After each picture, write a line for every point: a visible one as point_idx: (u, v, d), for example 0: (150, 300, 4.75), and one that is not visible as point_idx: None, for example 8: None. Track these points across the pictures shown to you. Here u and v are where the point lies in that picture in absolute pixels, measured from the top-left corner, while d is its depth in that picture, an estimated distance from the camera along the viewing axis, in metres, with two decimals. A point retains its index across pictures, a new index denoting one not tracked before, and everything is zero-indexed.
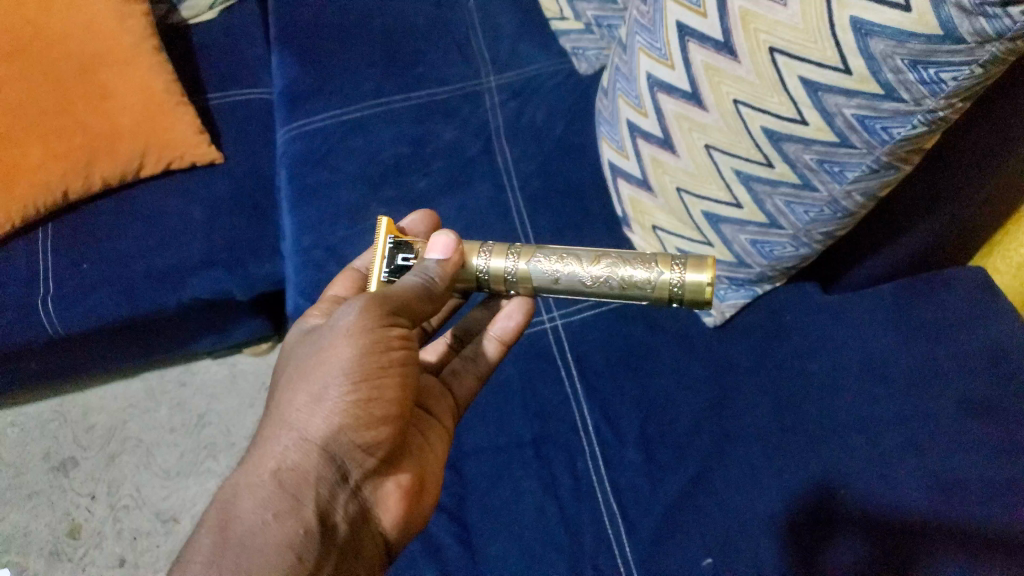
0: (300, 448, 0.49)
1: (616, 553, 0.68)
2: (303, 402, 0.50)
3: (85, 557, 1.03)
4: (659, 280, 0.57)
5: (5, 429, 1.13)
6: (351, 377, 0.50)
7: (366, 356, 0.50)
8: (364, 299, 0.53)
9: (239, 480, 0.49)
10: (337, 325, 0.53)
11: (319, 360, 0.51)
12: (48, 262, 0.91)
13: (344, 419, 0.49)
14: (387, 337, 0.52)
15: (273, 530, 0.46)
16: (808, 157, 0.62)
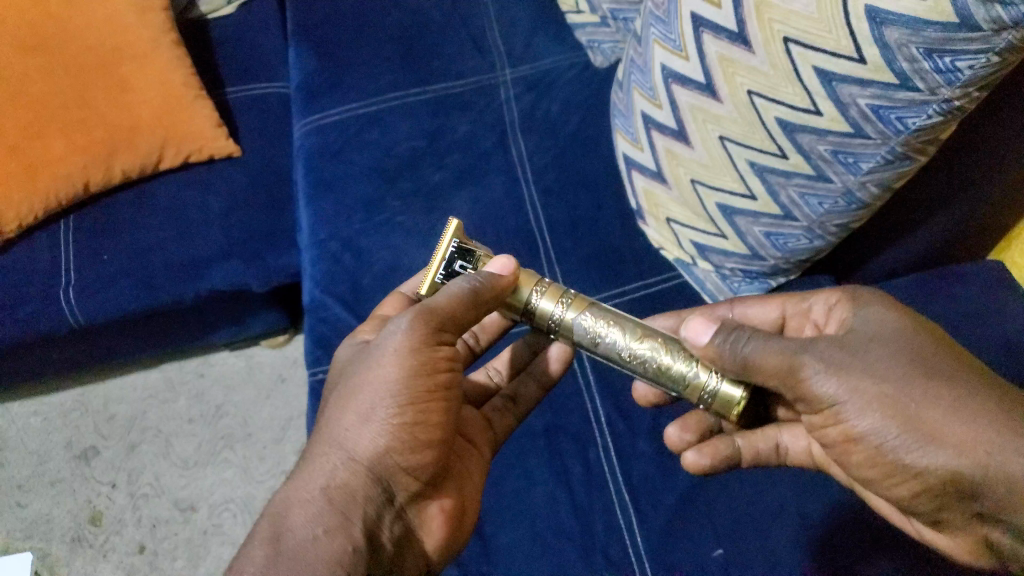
0: (349, 467, 0.52)
1: (628, 543, 0.69)
2: (352, 422, 0.53)
3: (106, 544, 1.05)
4: (693, 380, 0.55)
5: (28, 418, 1.15)
6: (398, 400, 0.52)
7: (412, 379, 0.52)
8: (412, 314, 0.54)
9: (291, 495, 0.52)
10: (384, 343, 0.54)
11: (366, 380, 0.53)
12: (69, 253, 0.93)
13: (391, 441, 0.52)
14: (434, 359, 0.53)
15: (322, 545, 0.49)
16: (822, 148, 0.62)
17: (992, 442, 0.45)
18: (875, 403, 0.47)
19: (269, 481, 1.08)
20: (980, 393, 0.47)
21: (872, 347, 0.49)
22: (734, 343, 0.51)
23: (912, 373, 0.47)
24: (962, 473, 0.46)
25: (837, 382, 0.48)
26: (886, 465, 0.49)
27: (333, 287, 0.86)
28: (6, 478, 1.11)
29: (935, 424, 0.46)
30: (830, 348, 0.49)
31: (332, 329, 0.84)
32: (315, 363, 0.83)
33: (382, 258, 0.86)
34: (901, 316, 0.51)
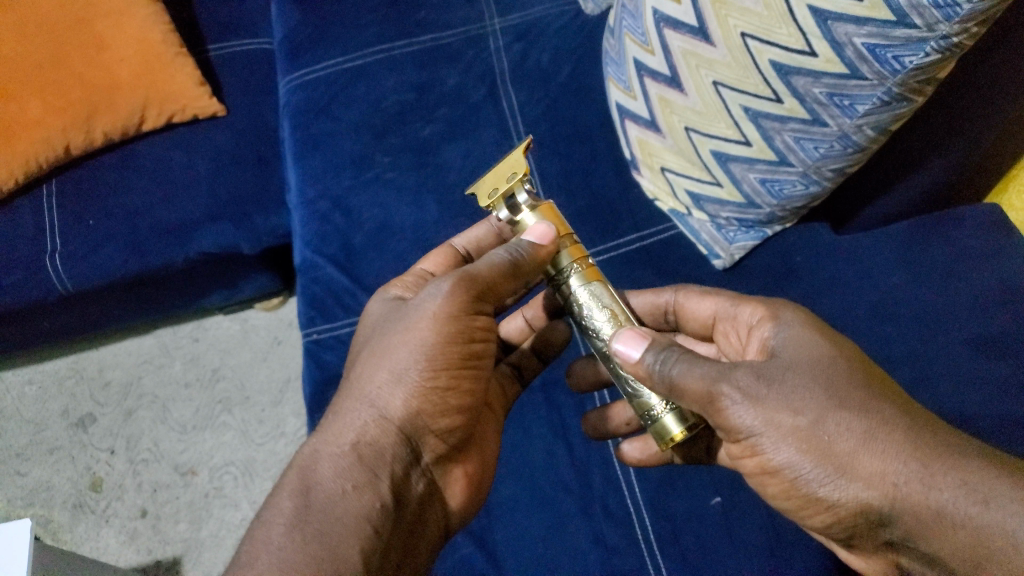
0: (379, 423, 0.52)
1: (626, 494, 0.69)
2: (384, 379, 0.53)
3: (107, 509, 1.05)
4: (643, 399, 0.54)
5: (23, 387, 1.15)
6: (434, 365, 0.52)
7: (448, 346, 0.52)
8: (452, 280, 0.54)
9: (320, 449, 0.52)
10: (422, 307, 0.54)
11: (400, 338, 0.53)
12: (55, 219, 0.91)
13: (422, 403, 0.53)
14: (470, 327, 0.54)
15: (351, 500, 0.49)
16: (818, 90, 0.60)
17: (901, 471, 0.43)
18: (789, 436, 0.45)
19: (268, 443, 1.08)
20: (896, 418, 0.44)
21: (789, 375, 0.47)
22: (662, 365, 0.50)
23: (824, 402, 0.45)
24: (872, 506, 0.44)
25: (751, 412, 0.46)
26: (802, 498, 0.47)
27: (325, 247, 0.85)
28: (5, 448, 1.11)
29: (851, 452, 0.44)
30: (747, 375, 0.48)
31: (325, 289, 0.83)
32: (310, 324, 0.82)
33: (373, 217, 0.85)
34: (821, 342, 0.49)
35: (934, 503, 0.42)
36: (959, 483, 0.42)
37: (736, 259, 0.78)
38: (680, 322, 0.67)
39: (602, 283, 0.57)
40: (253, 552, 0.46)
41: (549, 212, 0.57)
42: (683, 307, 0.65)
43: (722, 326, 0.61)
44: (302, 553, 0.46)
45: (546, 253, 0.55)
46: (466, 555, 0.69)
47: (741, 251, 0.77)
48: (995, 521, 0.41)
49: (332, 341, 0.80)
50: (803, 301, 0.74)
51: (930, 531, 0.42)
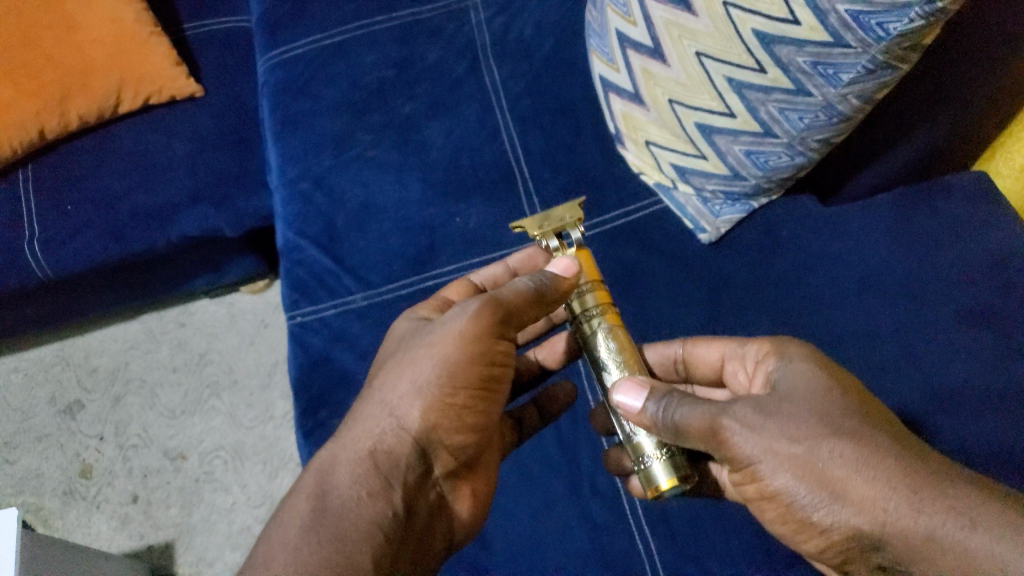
0: (397, 433, 0.54)
1: (614, 470, 0.69)
2: (405, 391, 0.54)
3: (98, 495, 1.05)
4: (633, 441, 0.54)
5: (9, 374, 1.14)
6: (453, 382, 0.54)
7: (469, 365, 0.54)
8: (479, 301, 0.56)
9: (339, 454, 0.53)
10: (447, 323, 0.55)
11: (423, 352, 0.55)
12: (32, 205, 0.90)
13: (440, 418, 0.54)
14: (493, 348, 0.55)
15: (365, 506, 0.50)
16: (801, 60, 0.59)
17: (891, 498, 0.43)
18: (785, 462, 0.46)
19: (257, 427, 1.08)
20: (888, 447, 0.45)
21: (788, 408, 0.48)
22: (665, 411, 0.51)
23: (819, 431, 0.46)
24: (864, 531, 0.44)
25: (752, 441, 0.47)
26: (798, 521, 0.47)
27: (307, 229, 0.84)
28: None
29: (842, 479, 0.45)
30: (747, 409, 0.49)
31: (308, 272, 0.82)
32: (293, 307, 0.81)
33: (355, 197, 0.84)
34: (822, 375, 0.50)
35: (922, 526, 0.43)
36: (946, 508, 0.43)
37: (722, 233, 0.76)
38: (690, 373, 0.66)
39: (622, 330, 0.57)
40: (268, 552, 0.47)
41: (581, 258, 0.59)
42: (691, 354, 0.64)
43: (730, 367, 0.61)
44: (313, 555, 0.46)
45: (568, 286, 0.57)
46: None
47: (728, 224, 0.76)
48: (982, 546, 0.41)
49: (316, 324, 0.80)
50: (790, 274, 0.74)
51: (918, 557, 0.43)
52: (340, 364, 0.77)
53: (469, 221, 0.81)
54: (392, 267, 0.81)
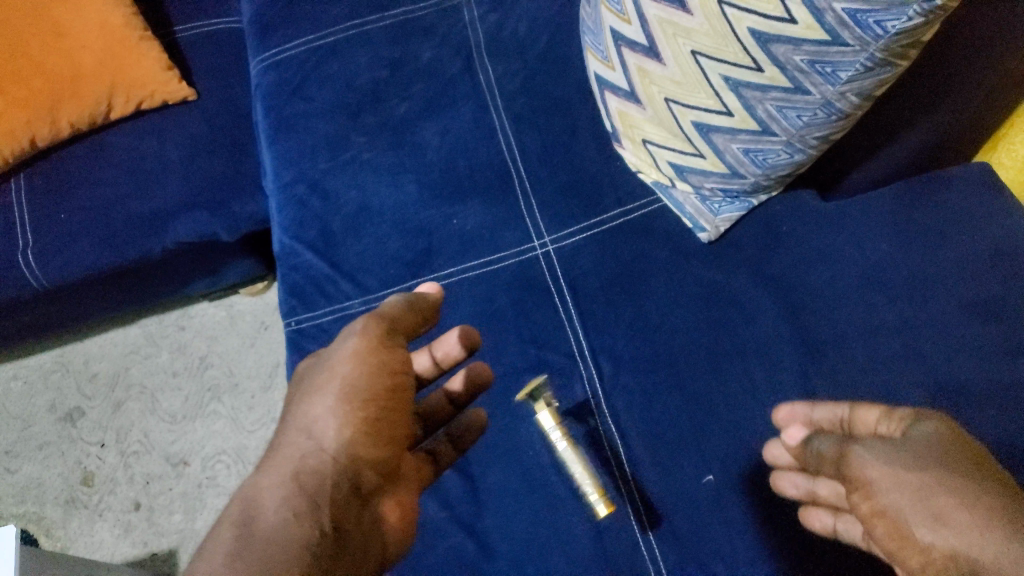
0: (317, 455, 0.54)
1: (617, 475, 0.70)
2: (319, 412, 0.56)
3: (100, 503, 1.04)
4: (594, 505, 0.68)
5: (9, 382, 1.14)
6: (359, 397, 0.56)
7: (373, 378, 0.56)
8: (367, 319, 0.59)
9: (262, 483, 0.53)
10: (341, 346, 0.58)
11: (326, 374, 0.57)
12: (26, 215, 0.89)
13: (355, 433, 0.55)
14: (392, 360, 0.58)
15: (293, 527, 0.50)
16: (799, 58, 0.58)
17: (986, 539, 0.47)
18: (902, 488, 0.51)
19: (258, 430, 1.07)
20: (992, 489, 0.49)
21: (908, 447, 0.53)
22: (816, 441, 0.58)
23: (935, 466, 0.51)
24: (960, 552, 0.47)
25: (878, 466, 0.52)
26: (900, 541, 0.50)
27: (304, 233, 0.83)
28: None
29: (947, 506, 0.49)
30: (883, 444, 0.54)
31: (305, 277, 0.82)
32: (291, 313, 0.81)
33: (351, 200, 0.84)
34: (952, 431, 0.53)
35: (992, 552, 0.46)
36: None
37: (722, 232, 0.75)
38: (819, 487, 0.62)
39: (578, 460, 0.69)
40: None
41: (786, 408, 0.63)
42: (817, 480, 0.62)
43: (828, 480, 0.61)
44: None
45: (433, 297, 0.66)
46: (456, 543, 0.70)
47: (727, 223, 0.75)
48: None
49: (314, 330, 0.79)
50: (790, 273, 0.73)
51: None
52: None
53: (466, 223, 0.81)
54: (389, 271, 0.80)
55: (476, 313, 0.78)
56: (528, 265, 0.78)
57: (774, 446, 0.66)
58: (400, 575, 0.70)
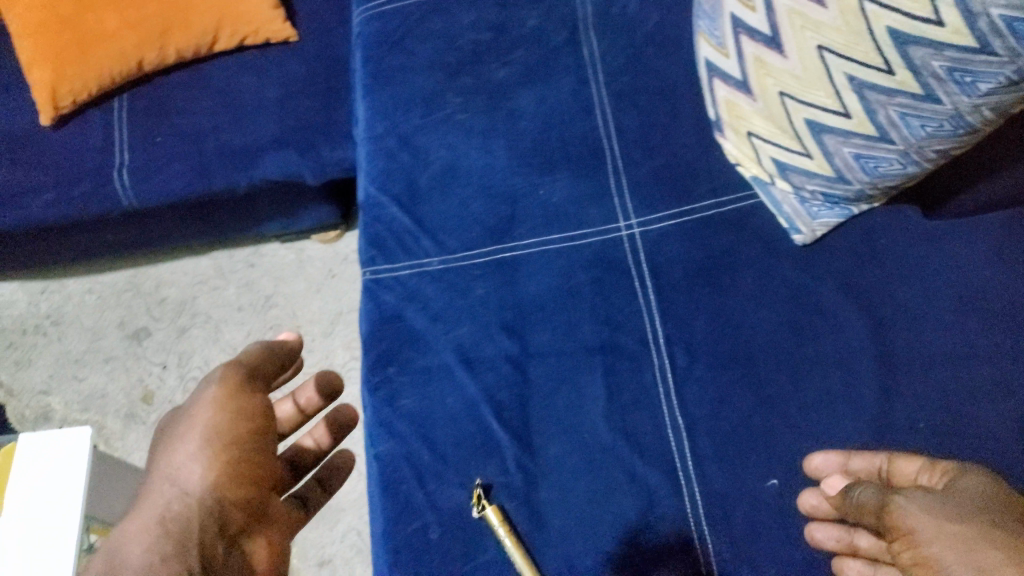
0: (183, 499, 0.53)
1: (678, 466, 0.69)
2: (181, 460, 0.55)
3: (157, 422, 1.08)
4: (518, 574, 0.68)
5: (82, 295, 1.17)
6: (221, 440, 0.55)
7: (231, 423, 0.56)
8: (224, 367, 0.59)
9: (128, 530, 0.52)
10: (200, 394, 0.57)
11: (186, 424, 0.56)
12: (125, 134, 0.92)
13: (221, 475, 0.54)
14: (251, 405, 0.57)
15: (159, 569, 0.49)
16: (937, 64, 0.56)
17: None
18: (943, 535, 0.53)
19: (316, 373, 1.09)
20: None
21: (949, 497, 0.56)
22: (853, 488, 0.61)
23: (975, 517, 0.53)
24: None
25: (919, 509, 0.55)
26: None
27: (390, 186, 0.83)
28: (64, 352, 1.14)
29: (986, 556, 0.50)
30: (923, 492, 0.57)
31: (386, 229, 0.82)
32: (370, 262, 0.82)
33: (441, 158, 0.83)
34: (992, 485, 0.57)
35: None
36: None
37: (818, 236, 0.73)
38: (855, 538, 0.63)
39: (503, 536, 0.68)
40: None
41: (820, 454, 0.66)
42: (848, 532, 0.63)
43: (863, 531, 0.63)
44: None
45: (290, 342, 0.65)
46: (508, 510, 0.70)
47: (824, 228, 0.73)
48: None
49: (391, 282, 0.80)
50: (882, 287, 0.71)
51: None
52: (412, 325, 0.78)
53: (554, 195, 0.80)
54: (471, 235, 0.80)
55: (554, 287, 0.77)
56: (611, 245, 0.77)
57: (810, 495, 0.65)
58: (450, 534, 0.71)
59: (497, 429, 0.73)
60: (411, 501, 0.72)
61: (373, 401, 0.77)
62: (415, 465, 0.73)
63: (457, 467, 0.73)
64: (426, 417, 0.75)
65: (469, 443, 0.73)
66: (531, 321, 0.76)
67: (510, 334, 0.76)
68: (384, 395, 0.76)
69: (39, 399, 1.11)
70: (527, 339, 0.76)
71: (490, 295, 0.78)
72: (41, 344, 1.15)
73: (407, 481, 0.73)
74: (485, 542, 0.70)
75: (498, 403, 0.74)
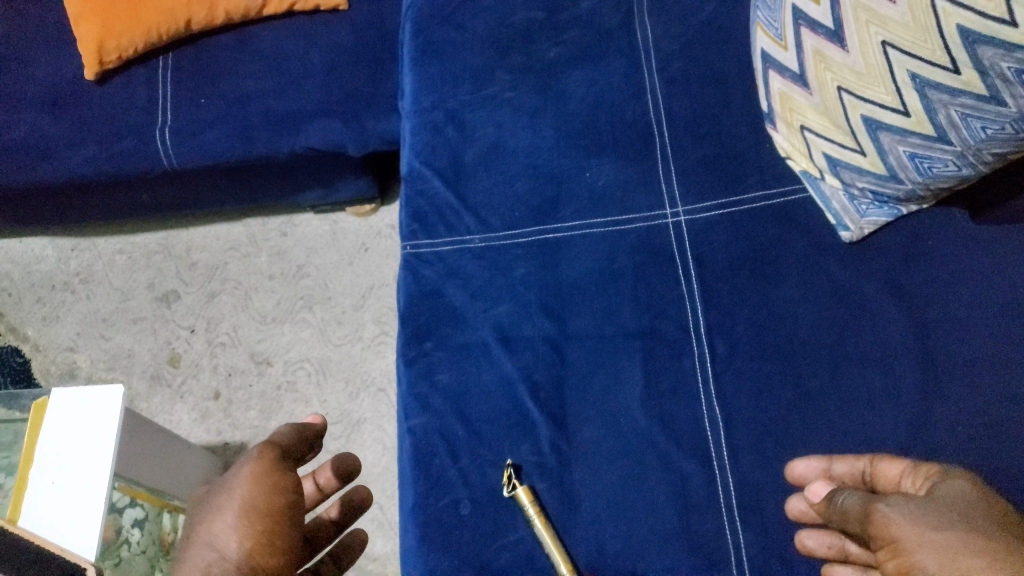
0: (221, 564, 0.49)
1: (713, 454, 0.69)
2: (220, 527, 0.51)
3: (183, 385, 1.09)
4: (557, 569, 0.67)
5: (113, 255, 1.18)
6: (258, 512, 0.51)
7: (270, 494, 0.52)
8: (259, 445, 0.55)
9: None
10: (235, 472, 0.54)
11: (222, 496, 0.52)
12: (168, 94, 0.92)
13: (257, 544, 0.50)
14: (289, 480, 0.53)
15: None
16: (1006, 66, 0.54)
17: None
18: (927, 543, 0.48)
19: (344, 345, 1.09)
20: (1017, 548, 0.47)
21: (933, 502, 0.52)
22: (842, 499, 0.58)
23: (959, 523, 0.49)
24: None
25: (901, 512, 0.51)
26: None
27: (435, 161, 0.84)
28: (92, 310, 1.15)
29: (970, 560, 0.47)
30: (905, 498, 0.53)
31: (430, 204, 0.83)
32: (410, 237, 0.82)
33: (487, 135, 0.84)
34: (977, 490, 0.53)
35: None
36: None
37: (865, 234, 0.73)
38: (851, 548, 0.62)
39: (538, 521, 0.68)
40: None
41: (803, 462, 0.65)
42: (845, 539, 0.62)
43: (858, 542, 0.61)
44: None
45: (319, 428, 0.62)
46: (540, 489, 0.71)
47: (872, 226, 0.72)
48: None
49: (433, 257, 0.81)
50: (926, 288, 0.70)
51: None
52: (452, 301, 0.79)
53: (599, 178, 0.80)
54: (514, 214, 0.81)
55: (596, 270, 0.77)
56: (656, 231, 0.77)
57: (797, 500, 0.65)
58: (482, 509, 0.71)
59: (532, 408, 0.73)
60: (443, 476, 0.72)
61: (409, 375, 0.77)
62: (449, 440, 0.74)
63: (491, 446, 0.73)
64: (462, 393, 0.75)
65: (504, 421, 0.74)
66: (570, 301, 0.77)
67: (550, 315, 0.76)
68: (420, 370, 0.76)
69: (65, 356, 1.12)
70: (566, 321, 0.76)
71: (530, 275, 0.78)
72: (70, 302, 1.16)
73: (440, 456, 0.73)
74: (516, 521, 0.70)
75: (535, 383, 0.74)
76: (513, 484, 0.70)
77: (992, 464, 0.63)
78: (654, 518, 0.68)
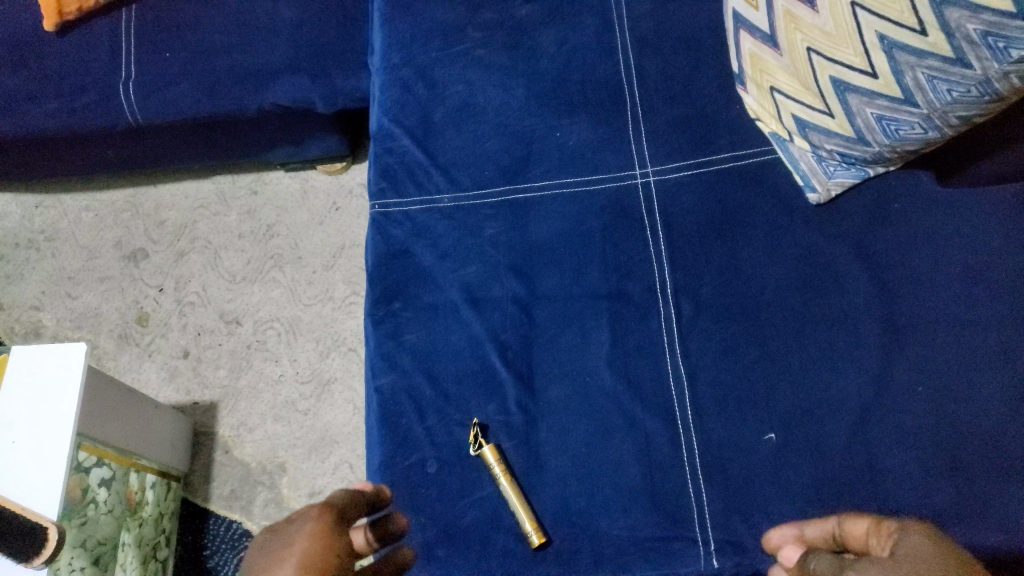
0: None
1: (677, 414, 0.70)
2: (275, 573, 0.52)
3: (151, 344, 1.08)
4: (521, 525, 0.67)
5: (79, 213, 1.16)
6: (311, 564, 0.53)
7: (324, 553, 0.54)
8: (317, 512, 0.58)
9: None
10: (296, 529, 0.56)
11: (281, 548, 0.54)
12: (130, 46, 0.90)
13: None
14: (342, 547, 0.56)
15: None
16: (972, 27, 0.54)
17: None
18: None
19: (315, 305, 1.08)
20: None
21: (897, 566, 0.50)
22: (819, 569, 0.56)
23: None
24: None
25: None
26: None
27: (404, 118, 0.83)
28: (57, 269, 1.13)
29: None
30: (872, 565, 0.51)
31: (399, 162, 0.82)
32: (379, 195, 0.81)
33: (457, 93, 0.83)
34: (935, 543, 0.51)
35: None
36: None
37: (832, 196, 0.73)
38: None
39: (502, 479, 0.68)
40: None
41: (777, 532, 0.64)
42: None
43: None
44: None
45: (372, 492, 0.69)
46: (507, 447, 0.71)
47: (839, 188, 0.72)
48: None
49: (401, 216, 0.80)
50: (891, 252, 0.71)
51: None
52: (420, 261, 0.78)
53: (570, 138, 0.80)
54: (484, 173, 0.80)
55: (566, 230, 0.77)
56: (625, 192, 0.77)
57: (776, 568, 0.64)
58: (449, 467, 0.71)
59: (499, 366, 0.74)
60: (410, 435, 0.73)
61: (376, 335, 0.76)
62: (416, 399, 0.74)
63: (458, 405, 0.73)
64: (429, 352, 0.75)
65: (472, 380, 0.74)
66: (539, 262, 0.76)
67: (518, 276, 0.76)
68: (388, 329, 0.76)
69: (30, 314, 1.10)
70: (534, 281, 0.76)
71: (499, 235, 0.78)
72: (34, 260, 1.14)
73: (407, 415, 0.73)
74: (482, 479, 0.71)
75: (503, 343, 0.74)
76: (478, 444, 0.71)
77: (947, 423, 0.64)
78: (618, 476, 0.69)
